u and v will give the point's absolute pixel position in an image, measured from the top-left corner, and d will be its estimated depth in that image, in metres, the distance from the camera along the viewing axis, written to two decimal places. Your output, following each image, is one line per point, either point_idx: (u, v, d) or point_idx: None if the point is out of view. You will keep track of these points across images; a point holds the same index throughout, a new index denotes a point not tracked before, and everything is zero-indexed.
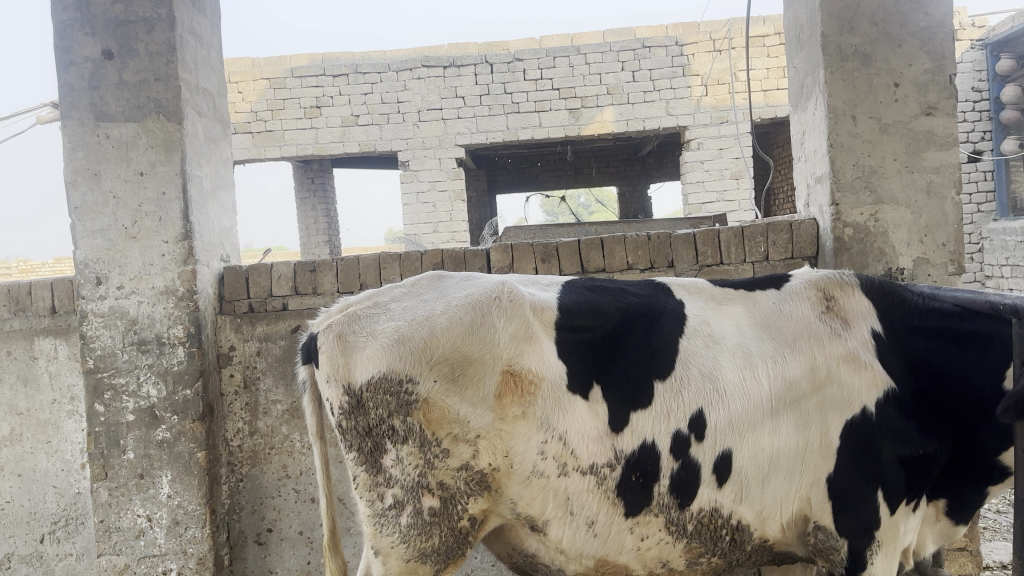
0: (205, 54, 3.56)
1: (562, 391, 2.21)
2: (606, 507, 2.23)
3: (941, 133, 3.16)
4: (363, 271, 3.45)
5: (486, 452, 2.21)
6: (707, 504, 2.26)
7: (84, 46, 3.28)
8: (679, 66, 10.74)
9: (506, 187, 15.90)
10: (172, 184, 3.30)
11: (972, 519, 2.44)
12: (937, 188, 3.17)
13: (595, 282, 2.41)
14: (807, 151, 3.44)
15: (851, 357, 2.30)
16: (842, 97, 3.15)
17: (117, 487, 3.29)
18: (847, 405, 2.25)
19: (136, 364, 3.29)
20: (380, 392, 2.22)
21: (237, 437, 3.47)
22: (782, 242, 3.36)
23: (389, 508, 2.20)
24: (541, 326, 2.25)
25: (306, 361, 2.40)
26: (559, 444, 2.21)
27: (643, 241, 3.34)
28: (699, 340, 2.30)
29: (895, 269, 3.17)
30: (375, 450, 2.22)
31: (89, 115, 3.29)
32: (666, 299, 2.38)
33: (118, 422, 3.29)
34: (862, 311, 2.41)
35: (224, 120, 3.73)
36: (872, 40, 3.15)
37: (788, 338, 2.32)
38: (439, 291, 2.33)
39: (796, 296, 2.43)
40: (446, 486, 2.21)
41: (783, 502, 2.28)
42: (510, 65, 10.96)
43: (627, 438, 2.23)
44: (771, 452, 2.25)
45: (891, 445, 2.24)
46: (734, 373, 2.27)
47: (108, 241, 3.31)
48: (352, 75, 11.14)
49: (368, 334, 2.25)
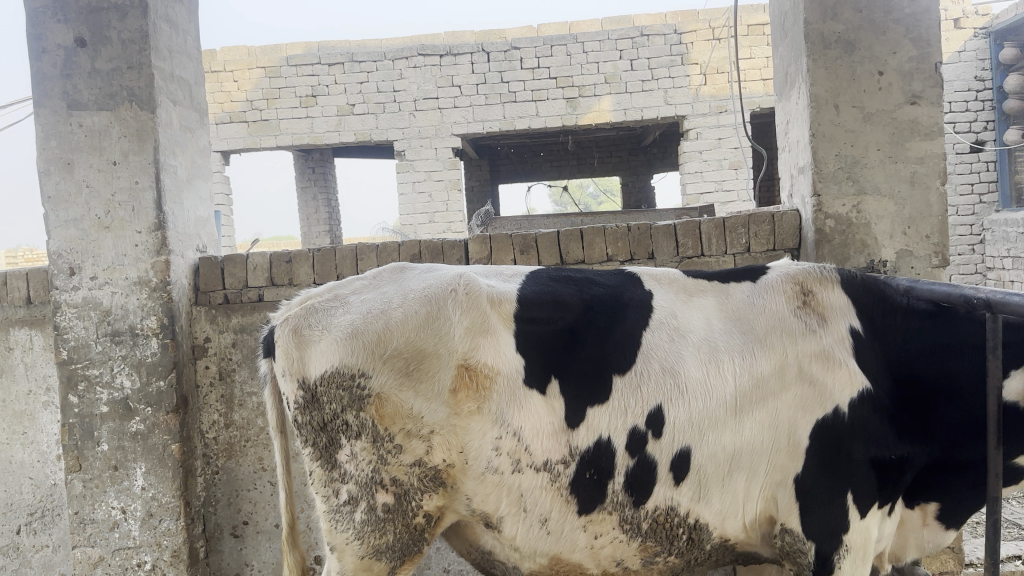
0: (180, 41, 3.52)
1: (517, 385, 2.17)
2: (559, 504, 2.19)
3: (926, 123, 3.09)
4: (338, 262, 3.41)
5: (441, 449, 2.17)
6: (663, 503, 2.22)
7: (56, 34, 3.24)
8: (677, 54, 10.65)
9: (508, 177, 15.85)
10: (145, 174, 3.26)
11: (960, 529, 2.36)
12: (922, 179, 3.10)
13: (562, 272, 2.36)
14: (790, 141, 3.37)
15: (823, 354, 2.23)
16: (825, 86, 3.09)
17: (92, 479, 3.27)
18: (816, 404, 2.18)
19: (109, 355, 3.26)
20: (334, 386, 2.18)
21: (213, 429, 3.44)
22: (764, 233, 3.30)
23: (344, 505, 2.17)
24: (499, 318, 2.21)
25: (266, 355, 2.36)
26: (513, 440, 2.16)
27: (623, 232, 3.29)
28: (663, 333, 2.25)
29: (877, 261, 3.11)
30: (330, 445, 2.19)
31: (62, 104, 3.25)
32: (635, 290, 2.33)
33: (92, 413, 3.26)
34: (839, 307, 2.34)
35: (202, 109, 3.69)
36: (856, 27, 3.08)
37: (758, 334, 2.26)
38: (399, 283, 2.30)
39: (771, 290, 2.36)
40: (400, 481, 2.17)
41: (744, 501, 2.23)
42: (507, 54, 10.86)
43: (582, 434, 2.18)
44: (732, 450, 2.20)
45: (862, 447, 2.16)
46: (697, 369, 2.22)
47: (81, 231, 3.28)
48: (348, 64, 11.09)
49: (324, 327, 2.22)
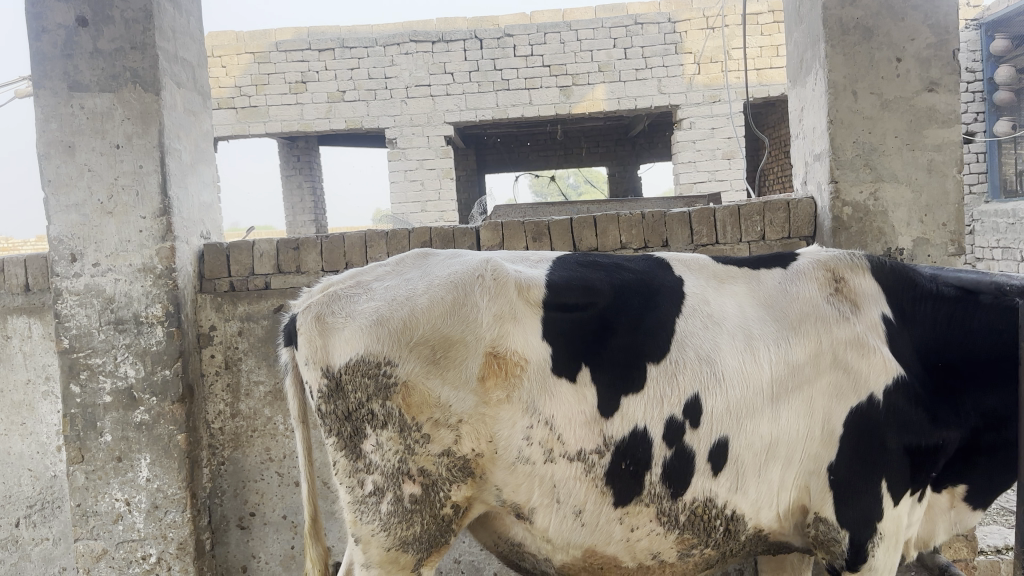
0: (184, 22, 3.43)
1: (548, 373, 2.13)
2: (594, 496, 2.15)
3: (943, 110, 3.07)
4: (348, 249, 3.34)
5: (470, 438, 2.13)
6: (701, 494, 2.19)
7: (57, 12, 3.14)
8: (671, 43, 10.62)
9: (495, 166, 15.78)
10: (149, 157, 3.18)
11: (988, 509, 2.35)
12: (939, 166, 3.08)
13: (590, 258, 2.32)
14: (805, 128, 3.35)
15: (857, 342, 2.21)
16: (843, 72, 3.06)
17: (94, 470, 3.19)
18: (851, 391, 2.17)
19: (113, 344, 3.18)
20: (359, 374, 2.13)
21: (219, 419, 3.37)
22: (779, 221, 3.28)
23: (369, 495, 2.11)
24: (528, 305, 2.16)
25: (287, 344, 2.30)
26: (545, 429, 2.13)
27: (637, 219, 3.25)
28: (697, 320, 2.22)
29: (894, 249, 3.10)
30: (355, 435, 2.14)
31: (63, 85, 3.15)
32: (665, 276, 2.30)
33: (95, 403, 3.18)
34: (870, 293, 2.32)
35: (205, 92, 3.61)
36: (874, 13, 3.05)
37: (791, 321, 2.24)
38: (423, 269, 2.25)
39: (802, 277, 2.34)
40: (428, 472, 2.12)
41: (778, 490, 2.21)
42: (500, 41, 10.78)
43: (617, 423, 2.15)
44: (769, 439, 2.18)
45: (897, 435, 2.15)
46: (733, 357, 2.19)
47: (83, 217, 3.19)
48: (338, 50, 10.94)
49: (348, 315, 2.16)
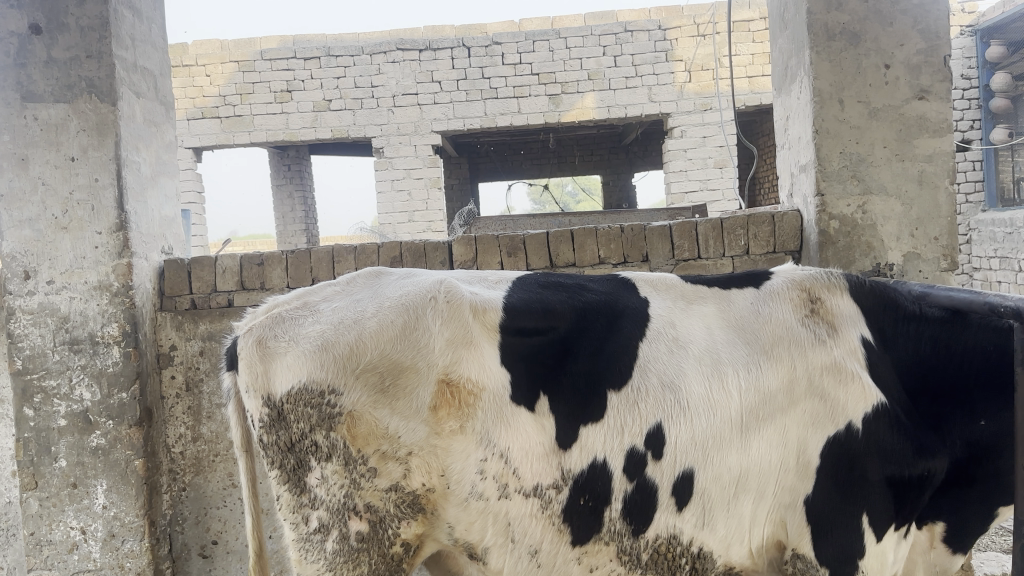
0: (144, 30, 3.31)
1: (504, 403, 1.99)
2: (551, 534, 2.02)
3: (934, 119, 2.94)
4: (313, 265, 3.23)
5: (420, 472, 1.99)
6: (665, 531, 2.06)
7: (9, 20, 3.00)
8: (662, 50, 10.53)
9: (488, 176, 15.70)
10: (105, 170, 3.05)
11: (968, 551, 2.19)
12: (930, 178, 2.96)
13: (551, 278, 2.19)
14: (790, 138, 3.22)
15: (835, 368, 2.08)
16: (828, 79, 2.93)
17: (48, 498, 3.04)
18: (828, 420, 2.03)
19: (67, 365, 3.03)
20: (301, 404, 1.98)
21: (180, 443, 3.24)
22: (764, 235, 3.15)
23: (314, 533, 1.95)
24: (483, 329, 2.03)
25: (229, 369, 2.15)
26: (500, 463, 1.99)
27: (615, 233, 3.11)
28: (661, 344, 2.09)
29: (883, 265, 2.96)
30: (299, 468, 1.98)
31: (15, 95, 3.01)
32: (629, 297, 2.17)
33: (49, 427, 3.03)
34: (849, 315, 2.19)
35: (167, 102, 3.49)
36: (861, 18, 2.92)
37: (763, 345, 2.11)
38: (374, 289, 2.10)
39: (776, 297, 2.21)
40: (375, 508, 1.98)
41: (750, 526, 2.07)
42: (488, 49, 10.69)
43: (575, 456, 2.01)
44: (739, 471, 2.04)
45: (879, 465, 2.01)
46: (699, 384, 2.05)
47: (37, 232, 3.04)
48: (324, 58, 10.83)
49: (291, 339, 2.01)
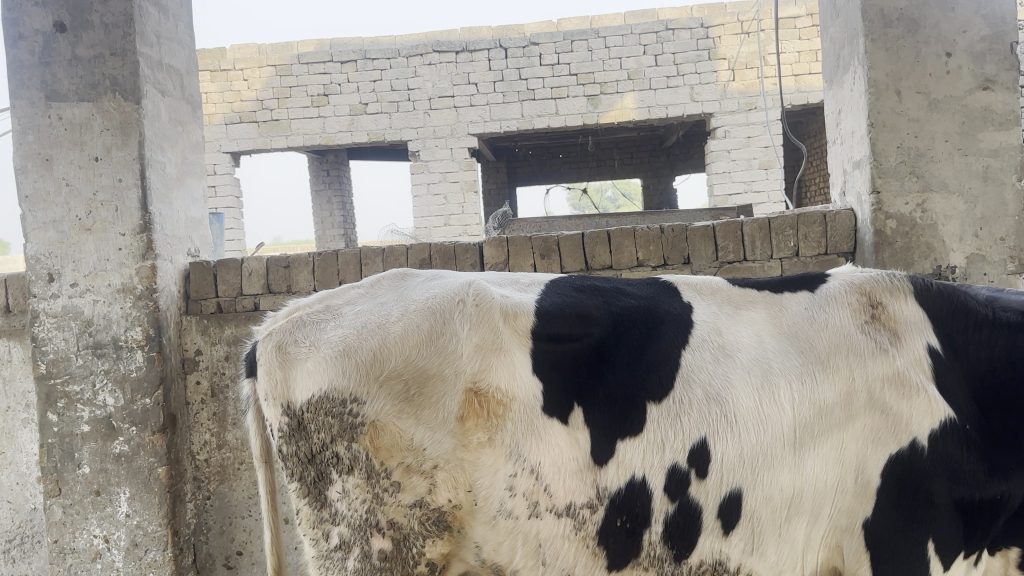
0: (170, 26, 3.23)
1: (536, 414, 1.85)
2: (585, 558, 1.87)
3: (1000, 110, 2.74)
4: (341, 267, 3.12)
5: (446, 487, 1.85)
6: (709, 556, 1.90)
7: (34, 18, 2.94)
8: (704, 49, 10.32)
9: (526, 180, 15.59)
10: (129, 170, 2.97)
11: None
12: (995, 174, 2.75)
13: (587, 281, 2.04)
14: (843, 133, 3.05)
15: (898, 379, 1.91)
16: (884, 69, 2.75)
17: (72, 505, 2.96)
18: (891, 437, 1.87)
19: (90, 370, 2.96)
20: (322, 413, 1.85)
21: (204, 451, 3.16)
22: (815, 236, 2.97)
23: (335, 550, 1.83)
24: (514, 334, 1.89)
25: (248, 376, 2.04)
26: (531, 479, 1.84)
27: (655, 234, 2.96)
28: (707, 352, 1.93)
29: (945, 267, 2.77)
30: (320, 480, 1.86)
31: (40, 94, 2.95)
32: (671, 301, 2.01)
33: (72, 433, 2.95)
34: (914, 322, 2.01)
35: (194, 101, 3.42)
36: (920, 3, 2.74)
37: (819, 354, 1.94)
38: (399, 292, 1.97)
39: (834, 301, 2.03)
40: (399, 525, 1.84)
41: (804, 551, 1.92)
42: (525, 50, 10.57)
43: (612, 473, 1.86)
44: (792, 492, 1.89)
45: (946, 487, 1.86)
46: (749, 397, 1.89)
47: (61, 234, 2.97)
48: (360, 61, 10.82)
49: (312, 344, 1.89)
